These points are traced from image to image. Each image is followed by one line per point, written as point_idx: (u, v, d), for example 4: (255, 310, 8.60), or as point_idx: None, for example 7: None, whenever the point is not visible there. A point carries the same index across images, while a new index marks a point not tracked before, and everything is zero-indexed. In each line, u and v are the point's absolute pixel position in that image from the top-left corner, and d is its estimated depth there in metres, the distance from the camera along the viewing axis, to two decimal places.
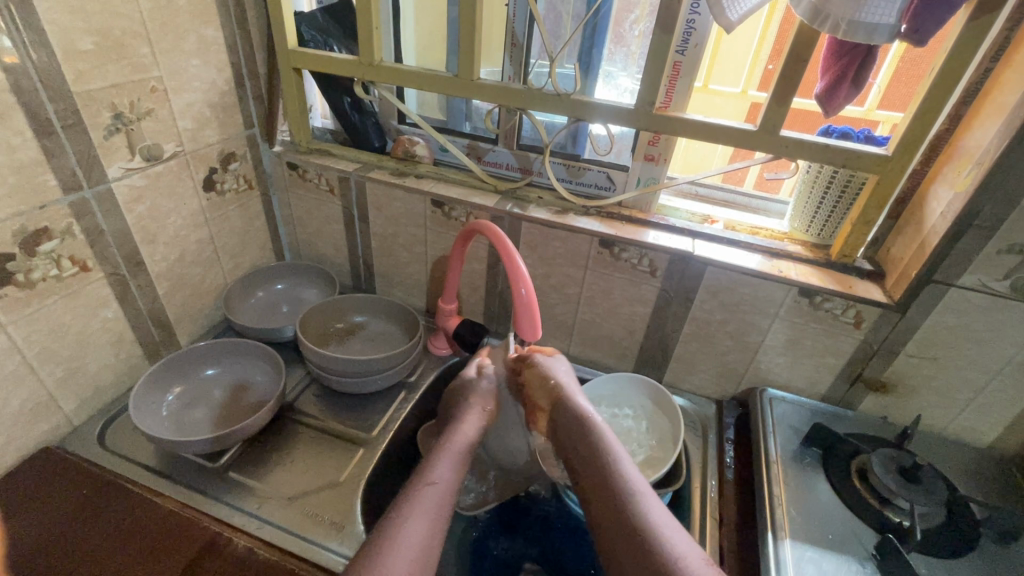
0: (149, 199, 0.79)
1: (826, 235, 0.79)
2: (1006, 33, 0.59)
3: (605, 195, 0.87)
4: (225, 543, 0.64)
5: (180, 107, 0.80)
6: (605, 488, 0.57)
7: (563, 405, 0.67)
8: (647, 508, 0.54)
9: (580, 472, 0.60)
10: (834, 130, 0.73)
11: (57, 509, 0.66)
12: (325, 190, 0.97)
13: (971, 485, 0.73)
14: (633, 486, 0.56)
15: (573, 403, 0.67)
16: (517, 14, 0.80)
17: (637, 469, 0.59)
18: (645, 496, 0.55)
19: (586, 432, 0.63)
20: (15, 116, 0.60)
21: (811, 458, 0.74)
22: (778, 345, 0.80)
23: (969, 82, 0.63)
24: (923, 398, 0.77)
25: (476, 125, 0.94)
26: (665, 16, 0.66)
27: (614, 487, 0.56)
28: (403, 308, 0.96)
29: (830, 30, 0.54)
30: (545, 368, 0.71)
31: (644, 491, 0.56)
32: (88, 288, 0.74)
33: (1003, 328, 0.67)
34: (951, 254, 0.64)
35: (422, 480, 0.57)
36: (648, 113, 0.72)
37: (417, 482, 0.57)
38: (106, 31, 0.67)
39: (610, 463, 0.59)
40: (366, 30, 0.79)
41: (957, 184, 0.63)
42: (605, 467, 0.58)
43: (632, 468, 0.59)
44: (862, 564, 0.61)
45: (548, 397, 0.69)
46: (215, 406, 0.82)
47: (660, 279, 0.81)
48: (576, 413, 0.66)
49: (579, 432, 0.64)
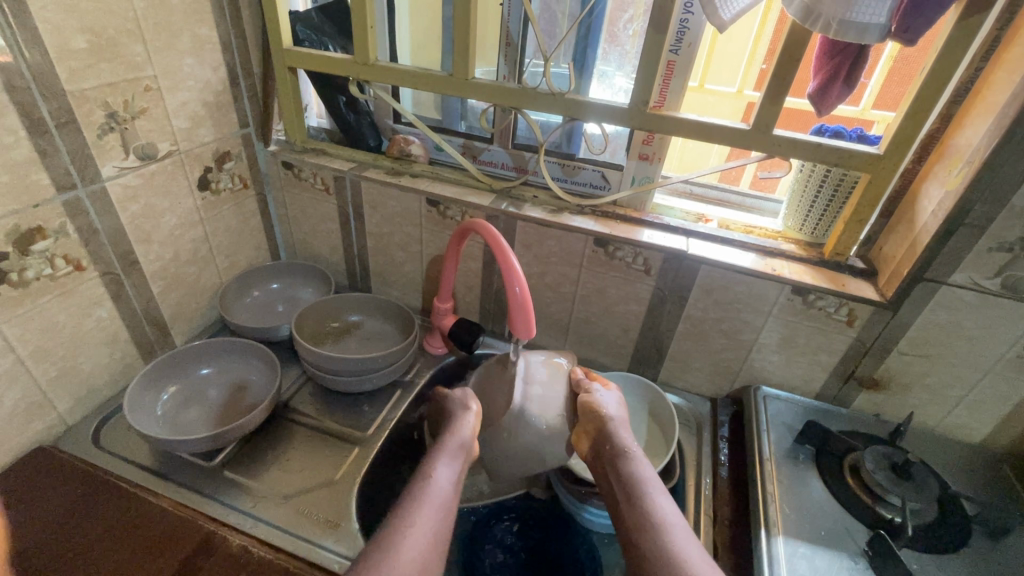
0: (143, 199, 0.79)
1: (819, 233, 0.80)
2: (995, 33, 0.60)
3: (600, 194, 0.87)
4: (220, 542, 0.64)
5: (174, 106, 0.80)
6: (639, 520, 0.55)
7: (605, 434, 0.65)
8: (677, 544, 0.52)
9: (617, 504, 0.58)
10: (827, 129, 0.73)
11: (51, 508, 0.66)
12: (321, 189, 0.97)
13: (963, 481, 0.74)
14: (663, 518, 0.55)
15: (617, 432, 0.64)
16: (512, 13, 0.80)
17: (674, 505, 0.57)
18: (677, 528, 0.54)
19: (625, 463, 0.61)
20: (8, 114, 0.60)
21: (805, 455, 0.75)
22: (772, 343, 0.81)
23: (960, 81, 0.64)
24: (915, 395, 0.77)
25: (471, 125, 0.95)
26: (659, 15, 0.66)
27: (649, 521, 0.54)
28: (398, 307, 0.96)
29: (822, 29, 0.55)
30: (594, 397, 0.68)
31: (677, 525, 0.54)
32: (83, 287, 0.74)
33: (993, 325, 0.68)
34: (941, 252, 0.65)
35: (424, 480, 0.58)
36: (642, 111, 0.73)
37: (421, 483, 0.58)
38: (99, 30, 0.67)
39: (646, 499, 0.57)
40: (361, 30, 0.79)
41: (948, 182, 0.63)
42: (639, 500, 0.57)
43: (666, 502, 0.57)
44: (854, 560, 0.62)
45: (592, 424, 0.66)
46: (210, 405, 0.82)
47: (654, 277, 0.81)
48: (613, 442, 0.63)
49: (616, 463, 0.61)
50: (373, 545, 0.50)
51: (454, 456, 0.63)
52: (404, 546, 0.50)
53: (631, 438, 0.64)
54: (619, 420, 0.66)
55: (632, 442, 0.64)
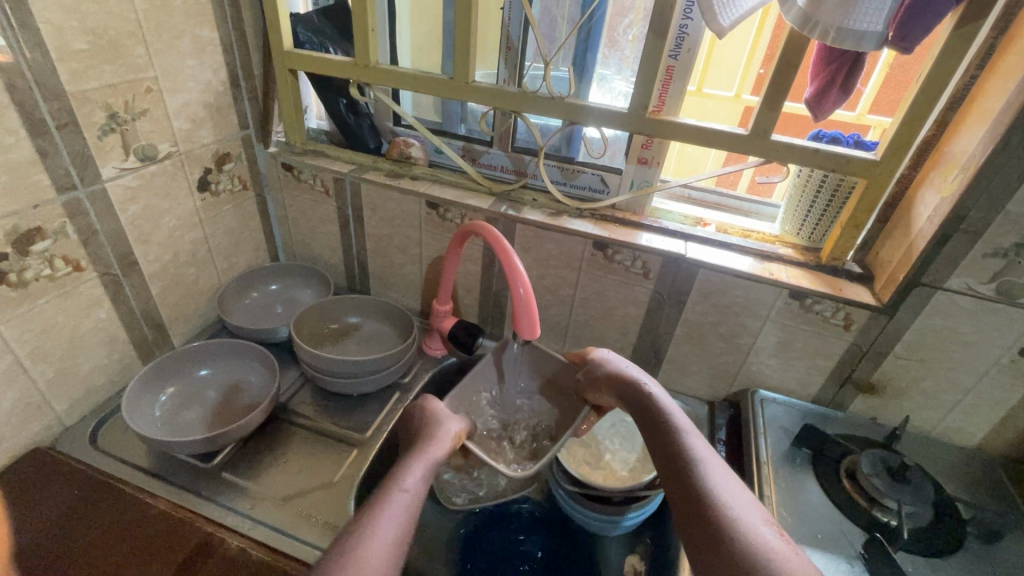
0: (142, 200, 0.79)
1: (816, 238, 0.80)
2: (991, 41, 0.61)
3: (599, 198, 0.88)
4: (218, 543, 0.64)
5: (174, 107, 0.80)
6: (677, 474, 0.56)
7: (632, 399, 0.67)
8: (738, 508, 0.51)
9: (670, 490, 0.56)
10: (824, 135, 0.74)
11: (47, 511, 0.66)
12: (320, 191, 0.97)
13: (960, 486, 0.74)
14: (705, 456, 0.57)
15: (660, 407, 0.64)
16: (512, 17, 0.80)
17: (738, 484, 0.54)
18: (716, 471, 0.56)
19: (655, 413, 0.64)
20: (9, 115, 0.60)
21: (802, 459, 0.75)
22: (769, 347, 0.81)
23: (956, 89, 0.64)
24: (911, 400, 0.78)
25: (471, 128, 0.95)
26: (658, 22, 0.67)
27: (688, 472, 0.56)
28: (397, 309, 0.97)
29: (820, 36, 0.55)
30: (603, 358, 0.73)
31: (721, 474, 0.55)
32: (80, 289, 0.74)
33: (988, 330, 0.68)
34: (938, 257, 0.65)
35: (388, 488, 0.55)
36: (642, 116, 0.73)
37: (380, 493, 0.54)
38: (101, 31, 0.67)
39: (704, 473, 0.55)
40: (361, 33, 0.79)
41: (944, 189, 0.64)
42: (677, 448, 0.58)
43: (703, 445, 0.59)
44: (850, 563, 0.62)
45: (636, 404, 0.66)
46: (208, 407, 0.81)
47: (652, 281, 0.82)
48: (670, 428, 0.61)
49: (670, 443, 0.59)
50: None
51: (423, 464, 0.60)
52: None
53: (656, 387, 0.67)
54: (652, 396, 0.65)
55: (659, 392, 0.66)
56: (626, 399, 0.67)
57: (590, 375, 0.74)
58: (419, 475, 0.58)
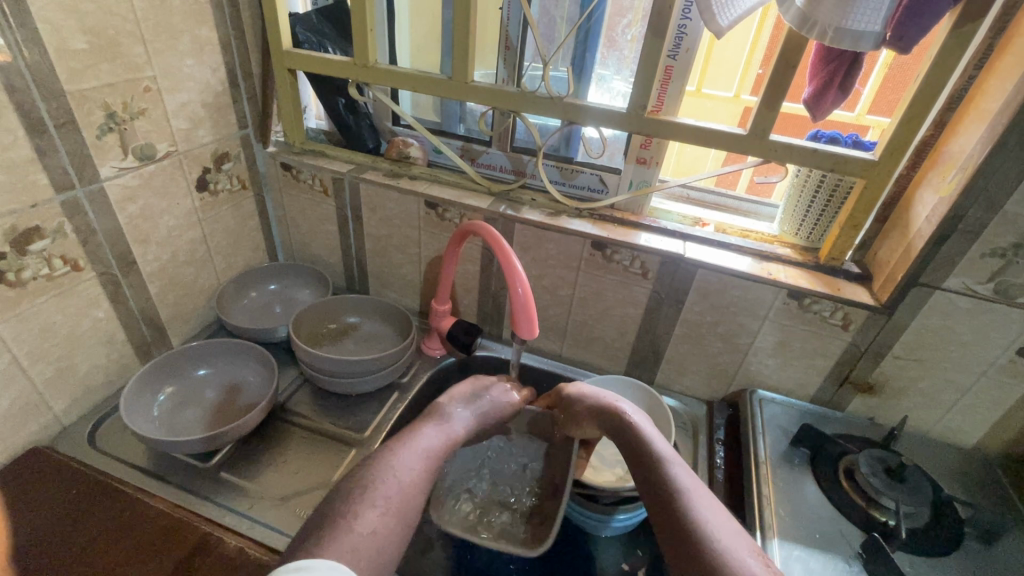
0: (141, 199, 0.79)
1: (814, 238, 0.80)
2: (989, 41, 0.61)
3: (598, 197, 0.88)
4: (217, 542, 0.64)
5: (173, 107, 0.80)
6: (663, 511, 0.55)
7: (614, 431, 0.65)
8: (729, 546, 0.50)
9: (660, 528, 0.54)
10: (823, 135, 0.74)
11: (45, 510, 0.66)
12: (319, 191, 0.97)
13: (958, 486, 0.74)
14: (691, 489, 0.56)
15: (641, 437, 0.62)
16: (511, 17, 0.80)
17: (727, 517, 0.53)
18: (702, 504, 0.54)
19: (636, 445, 0.62)
20: (8, 115, 0.60)
21: (800, 459, 0.75)
22: (768, 347, 0.81)
23: (954, 89, 0.64)
24: (909, 400, 0.78)
25: (470, 128, 0.95)
26: (657, 21, 0.67)
27: (674, 507, 0.54)
28: (396, 309, 0.96)
29: (818, 37, 0.55)
30: (581, 390, 0.71)
31: (708, 506, 0.54)
32: (79, 288, 0.74)
33: (986, 330, 0.68)
34: (935, 257, 0.65)
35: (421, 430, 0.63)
36: (641, 116, 0.73)
37: (414, 433, 0.62)
38: (99, 31, 0.67)
39: (692, 509, 0.54)
40: (360, 33, 0.79)
41: (942, 189, 0.64)
42: (661, 482, 0.57)
43: (688, 476, 0.58)
44: (849, 563, 0.62)
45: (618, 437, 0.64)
46: (206, 407, 0.81)
47: (651, 281, 0.82)
48: (653, 462, 0.59)
49: (656, 478, 0.58)
50: (347, 491, 0.54)
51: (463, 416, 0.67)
52: (379, 496, 0.53)
53: (639, 416, 0.65)
54: (634, 428, 0.63)
55: (642, 422, 0.64)
56: (609, 431, 0.65)
57: (569, 410, 0.71)
58: (454, 424, 0.65)
